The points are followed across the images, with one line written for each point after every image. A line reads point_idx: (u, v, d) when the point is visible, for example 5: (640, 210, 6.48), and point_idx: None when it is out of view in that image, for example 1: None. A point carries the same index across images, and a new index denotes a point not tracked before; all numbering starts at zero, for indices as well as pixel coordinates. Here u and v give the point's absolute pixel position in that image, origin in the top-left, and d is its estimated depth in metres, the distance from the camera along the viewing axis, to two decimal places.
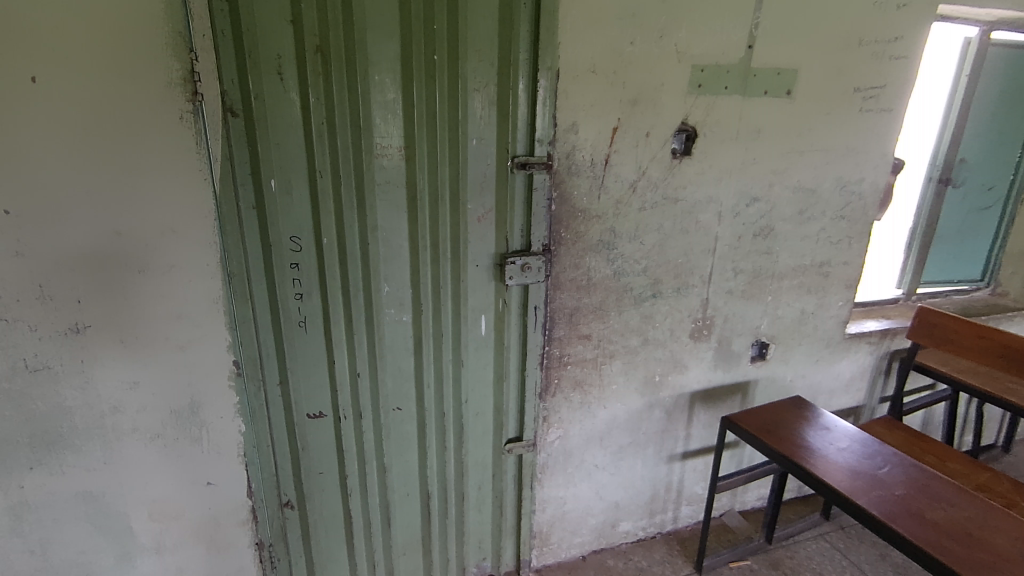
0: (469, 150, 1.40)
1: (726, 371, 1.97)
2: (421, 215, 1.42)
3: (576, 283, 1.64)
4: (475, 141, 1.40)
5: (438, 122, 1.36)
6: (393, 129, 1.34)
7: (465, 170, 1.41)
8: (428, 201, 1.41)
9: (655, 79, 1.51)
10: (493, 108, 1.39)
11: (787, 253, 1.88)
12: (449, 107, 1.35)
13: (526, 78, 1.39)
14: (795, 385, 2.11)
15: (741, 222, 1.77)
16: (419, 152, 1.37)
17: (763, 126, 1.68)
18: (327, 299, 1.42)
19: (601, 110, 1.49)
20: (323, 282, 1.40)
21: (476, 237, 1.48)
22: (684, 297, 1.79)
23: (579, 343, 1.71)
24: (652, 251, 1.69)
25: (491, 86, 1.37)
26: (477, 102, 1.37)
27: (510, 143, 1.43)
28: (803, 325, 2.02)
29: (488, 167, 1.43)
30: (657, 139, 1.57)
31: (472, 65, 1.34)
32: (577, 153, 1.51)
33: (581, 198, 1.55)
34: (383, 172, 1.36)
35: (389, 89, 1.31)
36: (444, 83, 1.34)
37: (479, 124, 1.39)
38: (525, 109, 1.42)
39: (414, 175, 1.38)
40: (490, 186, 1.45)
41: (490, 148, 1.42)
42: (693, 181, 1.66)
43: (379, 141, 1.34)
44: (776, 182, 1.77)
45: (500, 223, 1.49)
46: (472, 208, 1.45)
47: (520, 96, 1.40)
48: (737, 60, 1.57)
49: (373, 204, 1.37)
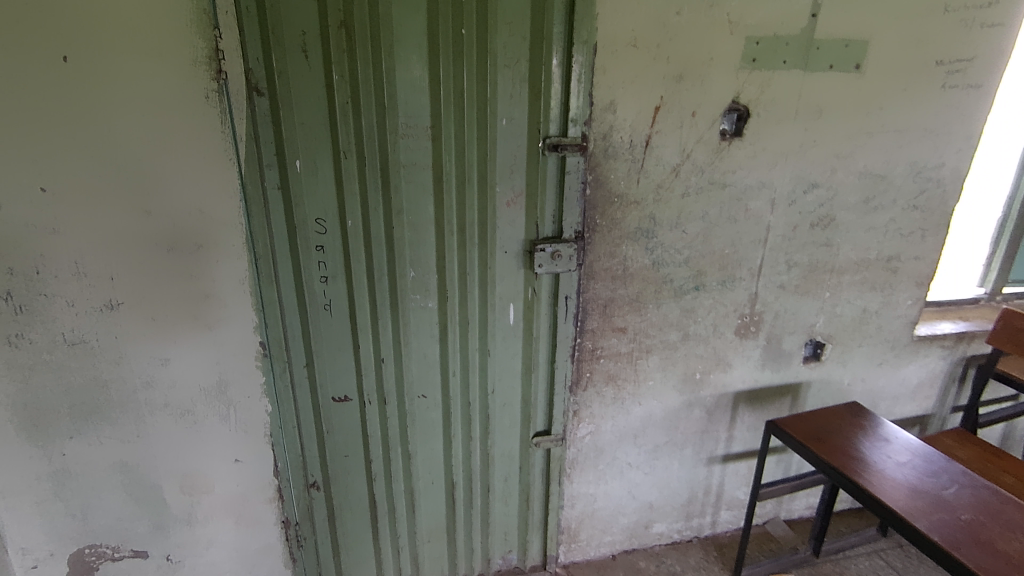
0: (497, 131, 1.33)
1: (776, 372, 1.83)
2: (448, 198, 1.36)
3: (611, 274, 1.55)
4: (505, 121, 1.33)
5: (465, 102, 1.30)
6: (418, 108, 1.29)
7: (494, 151, 1.35)
8: (454, 184, 1.35)
9: (704, 53, 1.39)
10: (525, 86, 1.31)
11: (849, 245, 1.71)
12: (477, 84, 1.29)
13: (560, 54, 1.30)
14: (853, 390, 1.95)
15: (797, 211, 1.62)
16: (446, 131, 1.31)
17: (826, 105, 1.52)
18: (352, 284, 1.40)
19: (643, 87, 1.38)
20: (348, 266, 1.38)
21: (505, 223, 1.42)
22: (730, 290, 1.67)
23: (614, 336, 1.63)
24: (695, 241, 1.58)
25: (522, 63, 1.29)
26: (507, 80, 1.30)
27: (542, 123, 1.35)
28: (865, 325, 1.85)
29: (518, 148, 1.36)
30: (704, 119, 1.45)
31: (502, 40, 1.27)
32: (615, 134, 1.41)
33: (619, 182, 1.46)
34: (408, 153, 1.31)
35: (414, 67, 1.25)
36: (472, 59, 1.27)
37: (509, 103, 1.32)
38: (559, 87, 1.33)
39: (441, 156, 1.33)
40: (520, 168, 1.38)
41: (521, 129, 1.34)
42: (743, 166, 1.53)
43: (404, 121, 1.29)
44: (839, 168, 1.61)
45: (531, 208, 1.42)
46: (501, 191, 1.38)
47: (554, 72, 1.31)
48: (797, 31, 1.42)
49: (398, 185, 1.33)
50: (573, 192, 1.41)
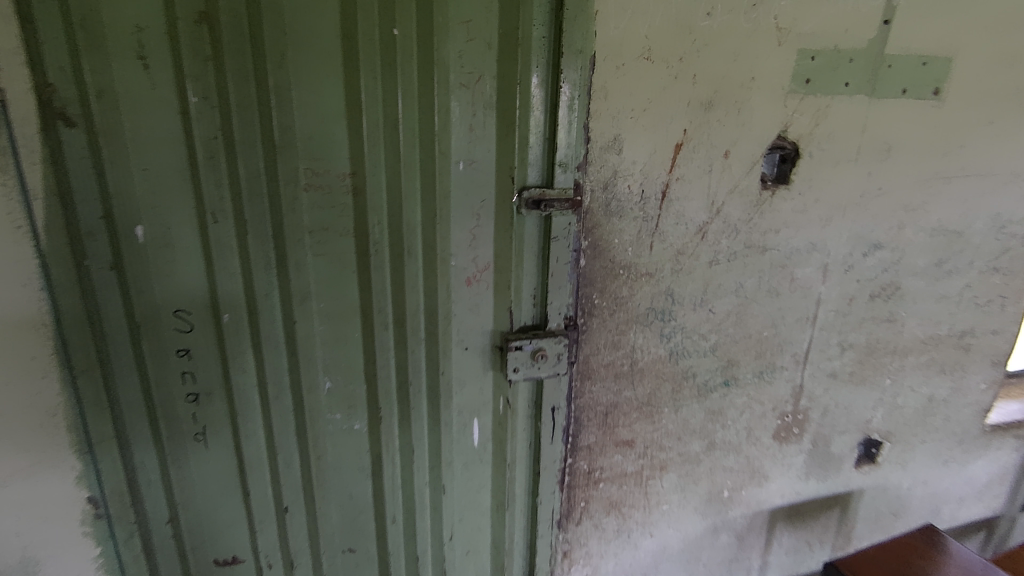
0: (452, 179, 0.90)
1: (822, 481, 1.42)
2: (378, 278, 0.92)
3: (614, 371, 1.12)
4: (461, 164, 0.90)
5: (401, 138, 0.87)
6: (330, 146, 0.85)
7: (447, 208, 0.91)
8: (387, 257, 0.92)
9: (743, 71, 0.99)
10: (492, 115, 0.89)
11: (915, 320, 1.33)
12: (420, 111, 0.86)
13: (543, 69, 0.89)
14: (912, 495, 1.54)
15: (855, 278, 1.23)
16: (372, 180, 0.87)
17: (895, 141, 1.14)
18: (237, 403, 0.94)
19: (659, 117, 0.97)
20: (229, 380, 0.92)
21: (464, 308, 0.98)
22: (769, 383, 1.26)
23: (617, 452, 1.19)
24: (725, 322, 1.16)
25: (487, 83, 0.88)
26: (465, 107, 0.88)
27: (517, 168, 0.92)
28: (929, 417, 1.46)
29: (482, 204, 0.93)
30: (740, 161, 1.04)
31: (456, 49, 0.85)
32: (621, 182, 0.99)
33: (625, 248, 1.04)
34: (316, 214, 0.87)
35: (318, 86, 0.82)
36: (411, 75, 0.85)
37: (468, 139, 0.89)
38: (542, 116, 0.91)
39: (366, 218, 0.89)
40: (486, 232, 0.95)
41: (486, 176, 0.92)
42: (790, 222, 1.13)
43: (308, 166, 0.85)
44: (908, 223, 1.22)
45: (504, 287, 0.98)
46: (458, 266, 0.95)
47: (533, 95, 0.89)
48: (865, 42, 1.04)
49: (300, 260, 0.89)
50: (562, 263, 0.98)
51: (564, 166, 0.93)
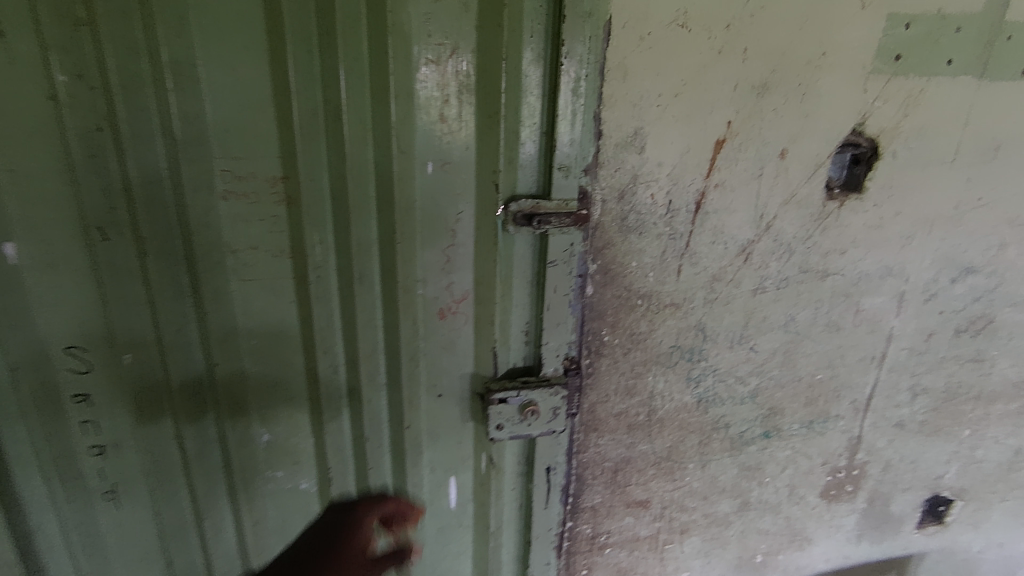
0: (416, 186, 0.69)
1: (876, 544, 1.19)
2: (323, 311, 0.73)
3: (626, 421, 0.91)
4: (429, 166, 0.69)
5: (347, 132, 0.65)
6: (253, 141, 0.65)
7: (411, 223, 0.70)
8: (334, 285, 0.72)
9: (811, 45, 0.74)
10: (471, 102, 0.67)
11: (1008, 360, 1.07)
12: (371, 96, 0.65)
13: (540, 39, 0.66)
14: (984, 559, 1.30)
15: (937, 310, 0.98)
16: (311, 187, 0.67)
17: (1006, 138, 0.88)
18: (151, 460, 0.75)
19: (695, 104, 0.73)
20: (139, 432, 0.74)
21: (436, 347, 0.77)
22: (819, 435, 1.03)
23: (628, 514, 0.98)
24: (769, 362, 0.93)
25: (463, 59, 0.65)
26: (433, 91, 0.66)
27: (503, 173, 0.70)
28: (1014, 472, 1.20)
29: (458, 218, 0.72)
30: (800, 163, 0.80)
31: (419, 11, 0.63)
32: (642, 190, 0.76)
33: (645, 273, 0.81)
34: (238, 229, 0.68)
35: (233, 61, 0.62)
36: (358, 47, 0.63)
37: (437, 133, 0.68)
38: (538, 102, 0.68)
39: (304, 236, 0.69)
40: (463, 253, 0.73)
41: (462, 183, 0.70)
42: (859, 241, 0.88)
43: (226, 167, 0.65)
44: (1013, 242, 0.96)
45: (487, 323, 0.77)
46: (427, 296, 0.74)
47: (524, 74, 0.67)
48: (978, 6, 0.78)
49: (221, 287, 0.69)
50: (562, 294, 0.76)
51: (566, 170, 0.71)
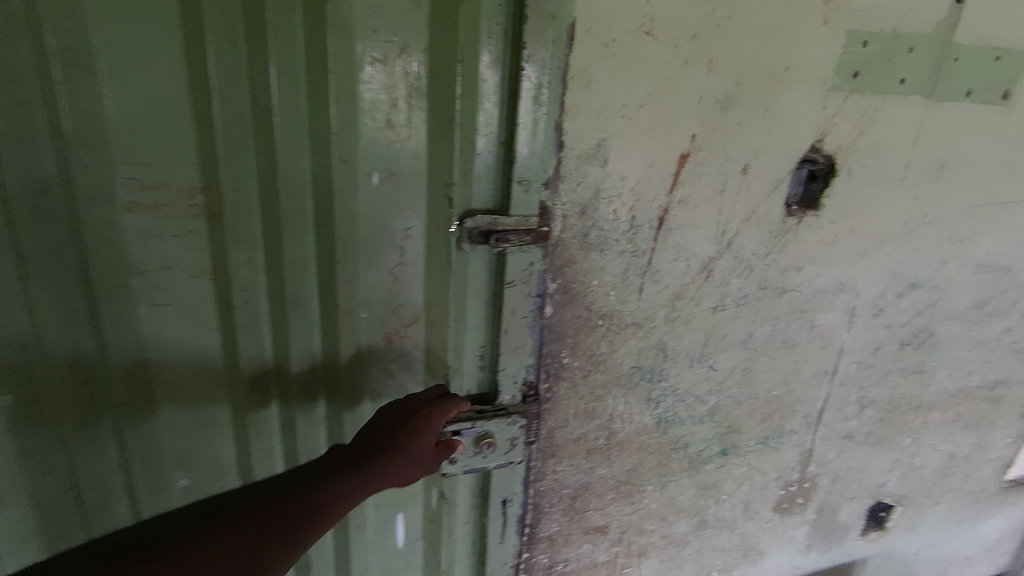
0: (360, 199, 0.62)
1: (824, 553, 1.20)
2: (251, 339, 0.64)
3: (585, 446, 0.86)
4: (375, 177, 0.61)
5: (280, 139, 0.57)
6: (166, 145, 0.56)
7: (353, 240, 0.63)
8: (265, 308, 0.64)
9: (775, 58, 0.72)
10: (422, 107, 0.61)
11: (945, 370, 1.10)
12: (308, 97, 0.57)
13: (499, 41, 0.60)
14: (919, 560, 1.35)
15: (885, 324, 0.99)
16: (236, 199, 0.59)
17: (950, 157, 0.89)
18: (45, 510, 0.65)
19: (660, 115, 0.70)
20: (29, 480, 0.63)
21: (381, 375, 0.70)
22: (774, 450, 1.02)
23: (586, 541, 0.94)
24: (728, 381, 0.91)
25: (413, 59, 0.58)
26: (380, 94, 0.59)
27: (457, 186, 0.64)
28: (948, 476, 1.25)
29: (407, 234, 0.65)
30: (762, 179, 0.78)
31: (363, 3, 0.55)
32: (604, 205, 0.72)
33: (607, 292, 0.77)
34: (148, 246, 0.58)
35: (139, 50, 0.52)
36: (293, 40, 0.55)
37: (383, 141, 0.61)
38: (495, 110, 0.62)
39: (230, 255, 0.60)
40: (412, 272, 0.67)
41: (412, 196, 0.63)
42: (816, 257, 0.88)
43: (131, 175, 0.56)
44: (953, 258, 0.99)
45: (438, 347, 0.71)
46: (371, 320, 0.67)
47: (481, 78, 0.60)
48: (931, 25, 0.78)
49: (127, 314, 0.60)
50: (520, 317, 0.71)
51: (526, 184, 0.65)
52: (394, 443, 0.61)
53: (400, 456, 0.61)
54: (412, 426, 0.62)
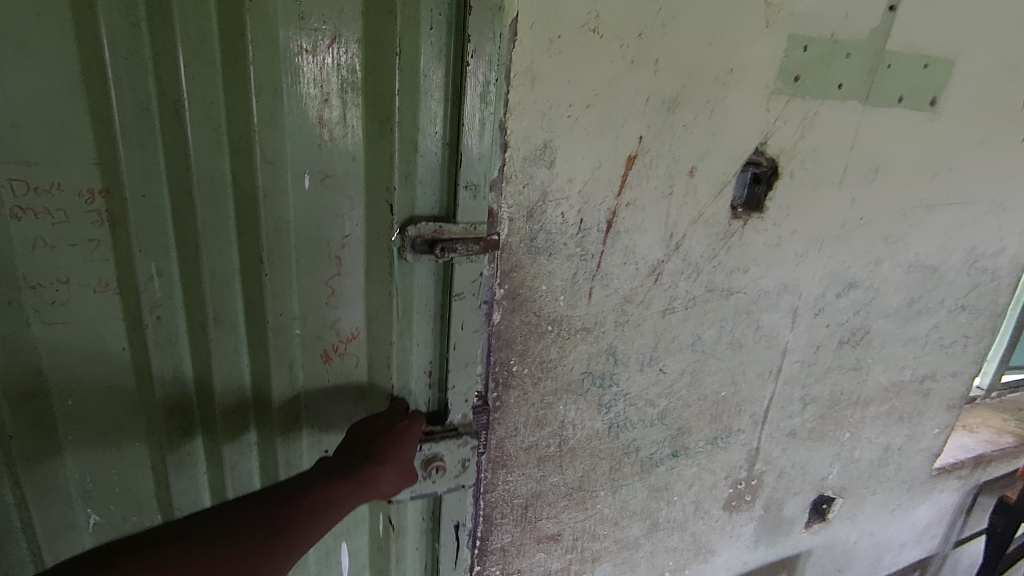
0: (289, 205, 0.57)
1: (771, 547, 1.23)
2: (166, 357, 0.59)
3: (536, 454, 0.84)
4: (306, 180, 0.57)
5: (191, 138, 0.53)
6: (57, 144, 0.50)
7: (284, 250, 0.59)
8: (182, 323, 0.59)
9: (720, 60, 0.72)
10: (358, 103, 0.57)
11: (880, 365, 1.14)
12: (224, 93, 0.53)
13: (442, 30, 0.57)
14: (858, 548, 1.40)
15: (825, 323, 1.02)
16: (143, 204, 0.54)
17: (883, 160, 0.92)
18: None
19: (606, 116, 0.68)
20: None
21: (317, 391, 0.66)
22: (722, 450, 1.03)
23: (539, 551, 0.92)
24: (678, 383, 0.91)
25: (345, 50, 0.55)
26: (309, 88, 0.55)
27: (399, 190, 0.61)
28: (883, 467, 1.30)
29: (345, 243, 0.61)
30: (708, 181, 0.78)
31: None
32: (552, 208, 0.70)
33: (556, 297, 0.75)
34: (39, 257, 0.52)
35: (21, 35, 0.47)
36: (205, 30, 0.51)
37: (316, 143, 0.56)
38: (439, 108, 0.59)
39: (137, 265, 0.55)
40: (353, 283, 0.63)
41: (349, 202, 0.59)
42: (760, 259, 0.89)
43: (15, 176, 0.50)
44: (887, 258, 1.02)
45: (381, 361, 0.67)
46: (307, 334, 0.63)
47: (422, 78, 0.57)
48: (866, 33, 0.80)
49: (14, 332, 0.53)
50: (470, 331, 0.68)
51: (473, 190, 0.62)
52: (379, 452, 0.60)
53: (389, 462, 0.60)
54: (391, 436, 0.62)
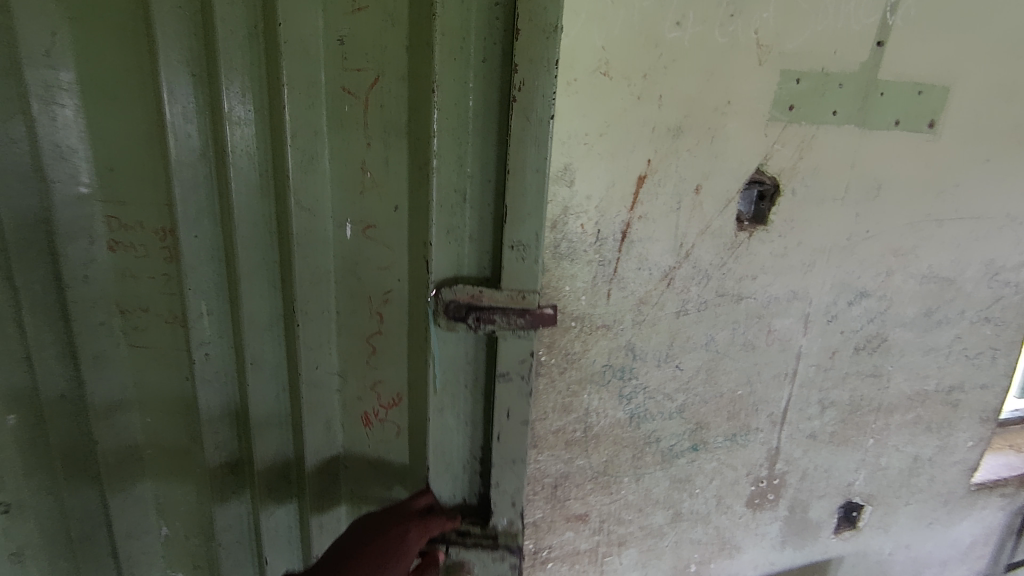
0: (317, 255, 0.66)
1: (799, 550, 1.27)
2: (211, 386, 0.71)
3: (564, 438, 0.96)
4: (349, 229, 0.67)
5: (235, 203, 0.63)
6: (141, 201, 0.65)
7: (332, 291, 0.69)
8: (225, 360, 0.71)
9: (717, 93, 0.84)
10: (402, 146, 0.65)
11: (901, 374, 1.19)
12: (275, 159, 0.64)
13: (494, 62, 0.62)
14: (894, 560, 1.41)
15: (838, 330, 1.09)
16: (201, 254, 0.67)
17: (885, 178, 1.01)
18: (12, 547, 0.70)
19: (618, 144, 0.82)
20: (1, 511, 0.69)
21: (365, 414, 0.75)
22: (742, 447, 1.11)
23: (567, 529, 1.02)
24: (694, 380, 1.01)
25: (388, 87, 0.63)
26: (354, 137, 0.64)
27: (451, 238, 0.67)
28: (914, 478, 1.32)
29: (388, 291, 0.69)
30: (713, 197, 0.90)
31: (334, 34, 0.61)
32: (573, 220, 0.83)
33: (578, 297, 0.88)
34: (127, 286, 0.68)
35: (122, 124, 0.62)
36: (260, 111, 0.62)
37: (366, 199, 0.66)
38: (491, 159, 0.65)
39: (190, 303, 0.68)
40: (401, 322, 0.71)
41: (385, 252, 0.68)
42: (767, 267, 0.98)
43: (113, 223, 0.65)
44: (898, 269, 1.09)
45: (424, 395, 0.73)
46: (351, 365, 0.72)
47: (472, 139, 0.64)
48: (856, 65, 0.90)
49: (101, 347, 0.69)
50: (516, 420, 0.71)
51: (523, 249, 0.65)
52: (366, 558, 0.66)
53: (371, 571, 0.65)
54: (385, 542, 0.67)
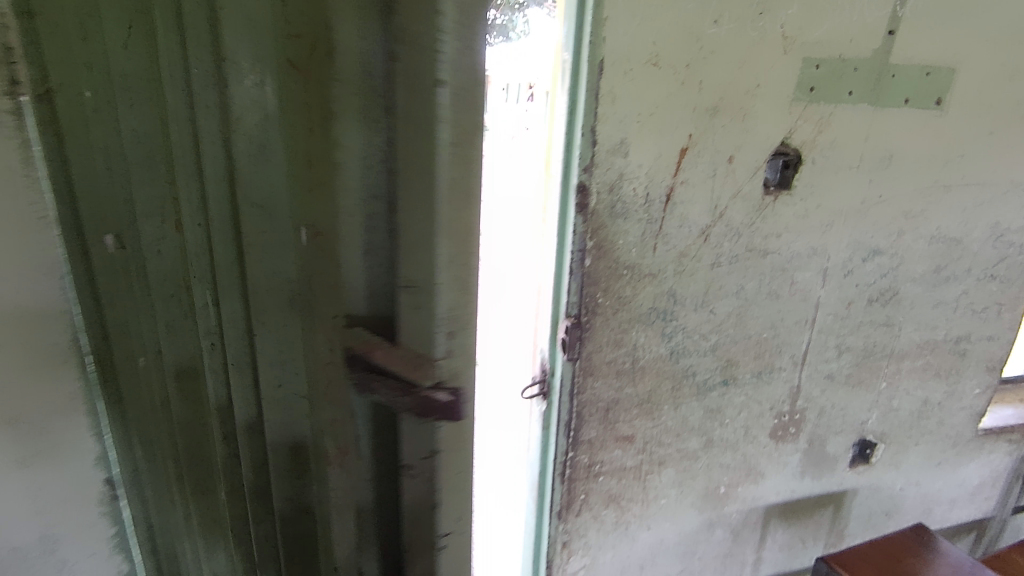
0: (271, 259, 0.55)
1: (817, 480, 1.45)
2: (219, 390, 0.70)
3: (615, 368, 1.15)
4: (303, 235, 0.52)
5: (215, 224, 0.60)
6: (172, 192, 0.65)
7: (272, 320, 0.58)
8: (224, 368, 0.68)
9: (748, 79, 1.01)
10: (328, 132, 0.46)
11: (912, 325, 1.35)
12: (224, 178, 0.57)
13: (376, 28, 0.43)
14: (905, 496, 1.57)
15: (854, 283, 1.26)
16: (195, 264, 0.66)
17: (897, 149, 1.16)
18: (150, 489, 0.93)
19: (664, 122, 1.00)
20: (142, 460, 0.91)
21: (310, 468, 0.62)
22: (767, 384, 1.29)
23: (616, 448, 1.22)
24: (726, 323, 1.19)
25: (322, 63, 0.45)
26: (296, 123, 0.49)
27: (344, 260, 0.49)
28: (924, 420, 1.48)
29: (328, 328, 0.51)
30: (743, 166, 1.07)
31: None
32: (626, 185, 1.02)
33: (630, 248, 1.06)
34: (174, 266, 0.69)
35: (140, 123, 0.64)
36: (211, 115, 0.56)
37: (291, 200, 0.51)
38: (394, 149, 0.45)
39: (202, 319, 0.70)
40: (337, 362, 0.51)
41: (328, 266, 0.49)
42: (790, 227, 1.15)
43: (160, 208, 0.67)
44: (908, 230, 1.25)
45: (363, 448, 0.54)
46: (292, 412, 0.61)
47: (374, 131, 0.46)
48: (870, 51, 1.06)
49: (147, 329, 0.76)
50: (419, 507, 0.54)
51: (421, 297, 0.47)
52: None
53: None
54: None
